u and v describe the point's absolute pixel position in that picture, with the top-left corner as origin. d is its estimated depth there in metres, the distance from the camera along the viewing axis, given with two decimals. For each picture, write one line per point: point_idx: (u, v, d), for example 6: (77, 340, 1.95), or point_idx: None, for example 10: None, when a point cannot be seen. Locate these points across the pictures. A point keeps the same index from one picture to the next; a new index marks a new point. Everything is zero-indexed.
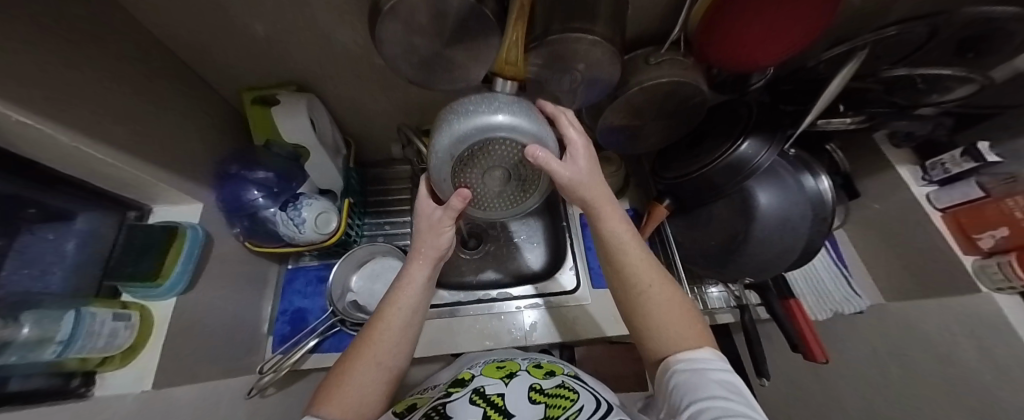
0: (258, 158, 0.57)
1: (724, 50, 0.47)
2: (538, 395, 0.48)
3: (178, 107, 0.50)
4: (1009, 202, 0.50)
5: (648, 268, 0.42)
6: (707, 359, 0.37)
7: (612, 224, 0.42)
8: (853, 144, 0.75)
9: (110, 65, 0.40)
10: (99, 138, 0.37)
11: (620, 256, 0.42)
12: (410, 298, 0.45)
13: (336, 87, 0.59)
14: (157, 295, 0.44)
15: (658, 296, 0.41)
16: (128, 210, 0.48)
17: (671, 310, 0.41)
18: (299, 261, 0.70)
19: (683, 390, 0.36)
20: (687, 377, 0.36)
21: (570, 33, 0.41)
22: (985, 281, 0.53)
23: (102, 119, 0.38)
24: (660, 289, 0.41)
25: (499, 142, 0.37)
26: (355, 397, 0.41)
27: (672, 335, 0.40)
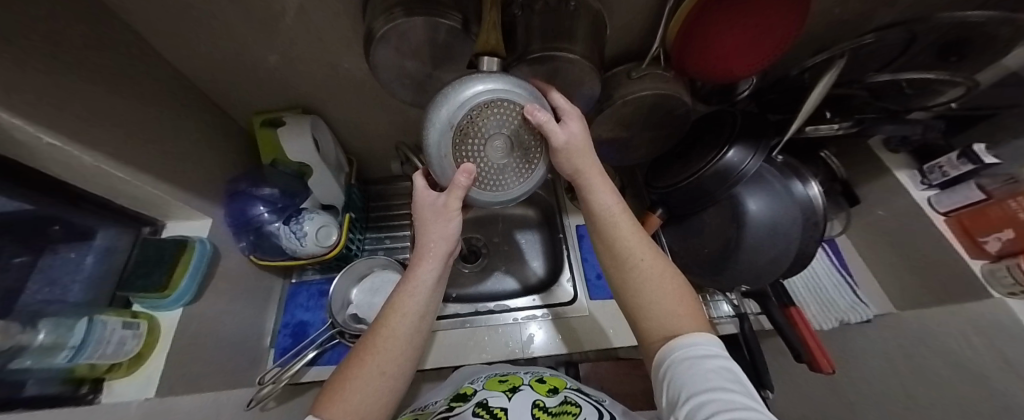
0: (265, 176, 0.62)
1: (702, 62, 0.49)
2: (542, 413, 0.47)
3: (194, 131, 0.54)
4: (1012, 204, 0.50)
5: (640, 242, 0.43)
6: (704, 347, 0.35)
7: (601, 196, 0.44)
8: (849, 151, 0.75)
9: (133, 95, 0.44)
10: (118, 158, 0.41)
11: (613, 229, 0.43)
12: (415, 303, 0.45)
13: (338, 109, 0.62)
14: (163, 306, 0.47)
15: (651, 269, 0.41)
16: (142, 226, 0.51)
17: (664, 285, 0.41)
18: (302, 276, 0.72)
19: (680, 383, 0.33)
20: (683, 368, 0.34)
21: (550, 52, 0.43)
22: (996, 285, 0.52)
23: (122, 141, 0.42)
24: (652, 262, 0.42)
25: (495, 105, 0.38)
26: (360, 401, 0.40)
27: (667, 309, 0.39)
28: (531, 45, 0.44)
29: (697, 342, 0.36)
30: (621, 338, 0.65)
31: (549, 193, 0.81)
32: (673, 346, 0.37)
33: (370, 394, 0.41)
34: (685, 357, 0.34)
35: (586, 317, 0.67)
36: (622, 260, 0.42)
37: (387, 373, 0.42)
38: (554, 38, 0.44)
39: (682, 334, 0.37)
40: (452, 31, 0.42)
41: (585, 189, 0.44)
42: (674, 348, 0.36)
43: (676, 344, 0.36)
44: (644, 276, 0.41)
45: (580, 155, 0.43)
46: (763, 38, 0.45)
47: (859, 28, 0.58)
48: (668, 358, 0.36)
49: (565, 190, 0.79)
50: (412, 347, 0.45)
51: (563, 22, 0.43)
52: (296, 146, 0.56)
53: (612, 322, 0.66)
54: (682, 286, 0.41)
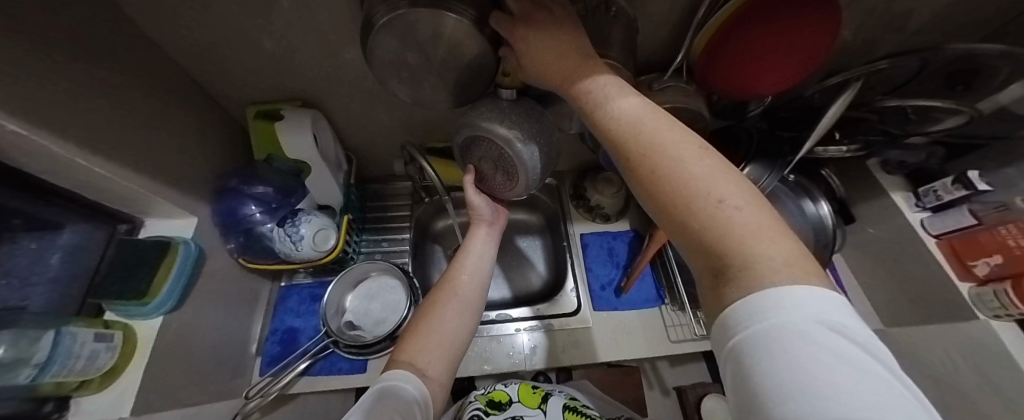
0: (259, 173, 0.57)
1: (729, 78, 0.47)
2: (574, 417, 0.47)
3: (178, 121, 0.49)
4: (1004, 230, 0.51)
5: (668, 137, 0.24)
6: (794, 307, 0.17)
7: (595, 88, 0.30)
8: (848, 171, 0.76)
9: (112, 78, 0.39)
10: (92, 150, 0.36)
11: (609, 122, 0.27)
12: (481, 246, 0.53)
13: (340, 104, 0.58)
14: (141, 314, 0.42)
15: (677, 154, 0.23)
16: (117, 223, 0.46)
17: (709, 183, 0.22)
18: (293, 278, 0.67)
19: (761, 405, 0.17)
20: (790, 395, 0.16)
21: None
22: (982, 308, 0.54)
23: (97, 129, 0.37)
24: (682, 149, 0.24)
25: (474, 138, 0.46)
26: (430, 338, 0.43)
27: (728, 228, 0.20)
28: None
29: (790, 313, 0.17)
30: (621, 351, 0.64)
31: (554, 200, 0.80)
32: (729, 294, 0.20)
33: (438, 333, 0.43)
34: (753, 340, 0.18)
35: (590, 328, 0.66)
36: (619, 148, 0.26)
37: (460, 308, 0.46)
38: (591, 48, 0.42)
39: (762, 275, 0.19)
40: (459, 27, 0.37)
41: (552, 72, 0.32)
42: (772, 371, 0.16)
43: (780, 358, 0.16)
44: (666, 170, 0.23)
45: (549, 40, 0.33)
46: (792, 59, 0.45)
47: (869, 53, 0.59)
48: (763, 384, 0.17)
49: (571, 197, 0.78)
50: (476, 287, 0.49)
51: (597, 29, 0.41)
52: (294, 141, 0.52)
53: (617, 334, 0.65)
54: (757, 203, 0.21)
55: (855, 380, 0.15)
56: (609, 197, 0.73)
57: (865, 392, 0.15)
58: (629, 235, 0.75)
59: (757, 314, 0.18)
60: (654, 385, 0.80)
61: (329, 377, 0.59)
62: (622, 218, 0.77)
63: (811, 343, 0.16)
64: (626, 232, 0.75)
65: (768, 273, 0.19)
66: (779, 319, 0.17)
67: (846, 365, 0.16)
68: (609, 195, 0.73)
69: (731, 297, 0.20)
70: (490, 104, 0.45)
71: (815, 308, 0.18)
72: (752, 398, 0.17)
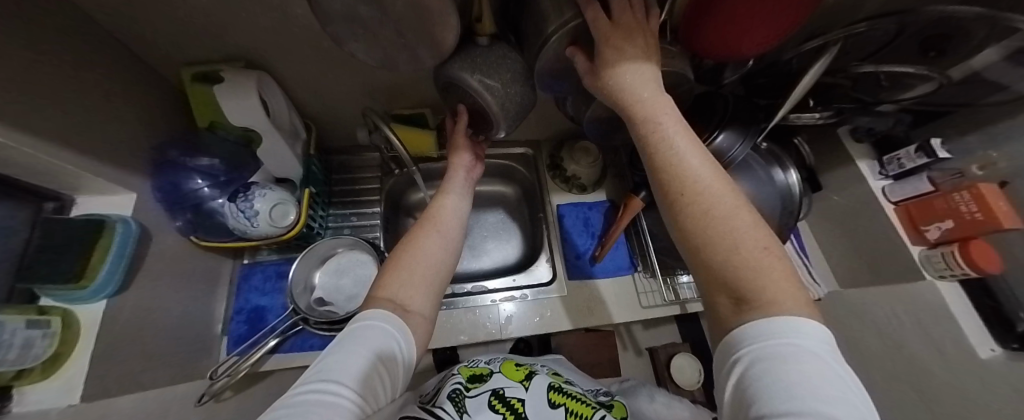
0: (202, 145, 0.53)
1: (714, 37, 0.45)
2: (558, 396, 0.45)
3: (98, 83, 0.42)
4: (957, 196, 0.54)
5: (720, 185, 0.28)
6: (795, 332, 0.21)
7: (663, 118, 0.32)
8: (818, 140, 0.77)
9: (20, 36, 0.33)
10: (6, 119, 0.31)
11: (673, 153, 0.30)
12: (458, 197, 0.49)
13: (291, 65, 0.52)
14: (81, 298, 0.39)
15: (723, 199, 0.27)
16: (45, 201, 0.41)
17: (747, 231, 0.26)
18: (256, 256, 0.64)
19: (751, 400, 0.20)
20: (779, 396, 0.19)
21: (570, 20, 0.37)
22: (929, 268, 0.58)
23: (16, 98, 0.32)
24: (726, 194, 0.28)
25: (451, 84, 0.45)
26: (411, 275, 0.38)
27: (757, 268, 0.24)
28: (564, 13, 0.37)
29: (795, 337, 0.21)
30: (595, 318, 0.66)
31: (529, 170, 0.78)
32: (743, 316, 0.24)
33: (420, 268, 0.39)
34: (756, 352, 0.21)
35: (565, 297, 0.67)
36: (672, 176, 0.29)
37: (438, 243, 0.41)
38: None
39: (778, 309, 0.22)
40: None
41: (622, 91, 0.34)
42: (768, 374, 0.20)
43: (777, 366, 0.20)
44: (720, 213, 0.27)
45: (630, 62, 0.35)
46: (774, 20, 0.42)
47: (852, 16, 0.57)
48: (755, 383, 0.20)
49: (547, 167, 0.76)
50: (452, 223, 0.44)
51: None
52: (234, 107, 0.46)
53: (589, 303, 0.66)
54: (781, 257, 0.26)
55: (833, 389, 0.19)
56: (585, 167, 0.71)
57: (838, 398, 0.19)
58: (605, 205, 0.75)
59: (763, 333, 0.22)
60: (627, 346, 0.82)
61: (301, 354, 0.58)
62: (598, 188, 0.76)
63: (803, 359, 0.20)
64: (600, 202, 0.74)
65: (783, 309, 0.23)
66: (785, 340, 0.21)
67: (830, 379, 0.19)
68: (585, 165, 0.71)
69: (746, 319, 0.23)
70: (462, 50, 0.44)
71: (812, 339, 0.21)
72: (745, 395, 0.21)
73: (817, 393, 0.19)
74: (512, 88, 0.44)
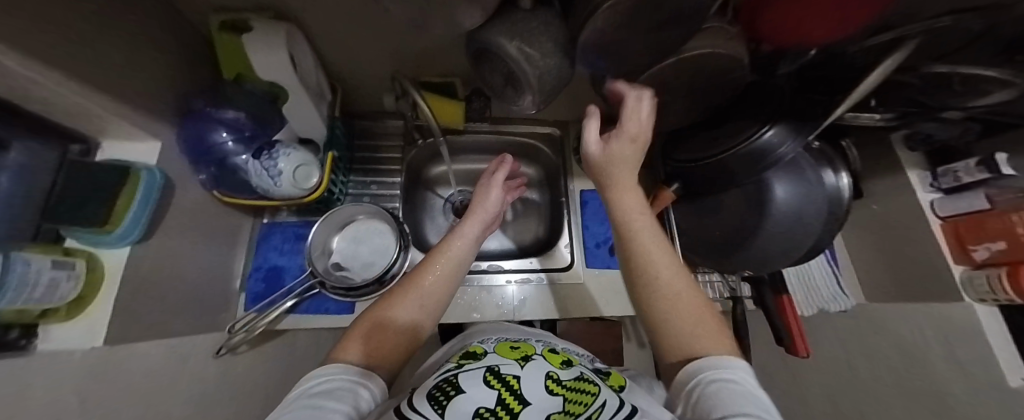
0: (228, 97, 0.51)
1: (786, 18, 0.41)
2: (556, 387, 0.33)
3: (123, 24, 0.40)
4: (1014, 217, 0.49)
5: None
6: (722, 362, 0.31)
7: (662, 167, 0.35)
8: (866, 145, 0.72)
9: None
10: (35, 54, 0.30)
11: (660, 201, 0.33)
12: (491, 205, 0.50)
13: (322, 20, 0.50)
14: (105, 243, 0.39)
15: (660, 253, 0.39)
16: (71, 143, 0.40)
17: None
18: (275, 216, 0.64)
19: None
20: None
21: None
22: (970, 291, 0.55)
23: (43, 31, 0.31)
24: (665, 252, 0.39)
25: (485, 51, 0.43)
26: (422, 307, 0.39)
27: (679, 308, 0.36)
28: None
29: None
30: (612, 308, 0.65)
31: (556, 153, 0.75)
32: (689, 363, 0.33)
33: (428, 301, 0.39)
34: None
35: (582, 284, 0.66)
36: None
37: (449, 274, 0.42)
38: None
39: None
40: None
41: (613, 170, 0.41)
42: None
43: (718, 385, 0.29)
44: None
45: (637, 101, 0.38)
46: (857, 4, 0.37)
47: (933, 10, 0.51)
48: (704, 398, 0.28)
49: (574, 150, 0.73)
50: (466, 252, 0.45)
51: None
52: (262, 60, 0.44)
53: (606, 292, 0.65)
54: None
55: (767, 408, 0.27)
56: None
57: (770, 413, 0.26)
58: None
59: (703, 363, 0.32)
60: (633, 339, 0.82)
61: (315, 316, 0.59)
62: None
63: None
64: None
65: (713, 353, 0.33)
66: None
67: (759, 395, 0.28)
68: None
69: None
70: (502, 12, 0.40)
71: None
72: None
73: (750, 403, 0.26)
74: (551, 60, 0.41)
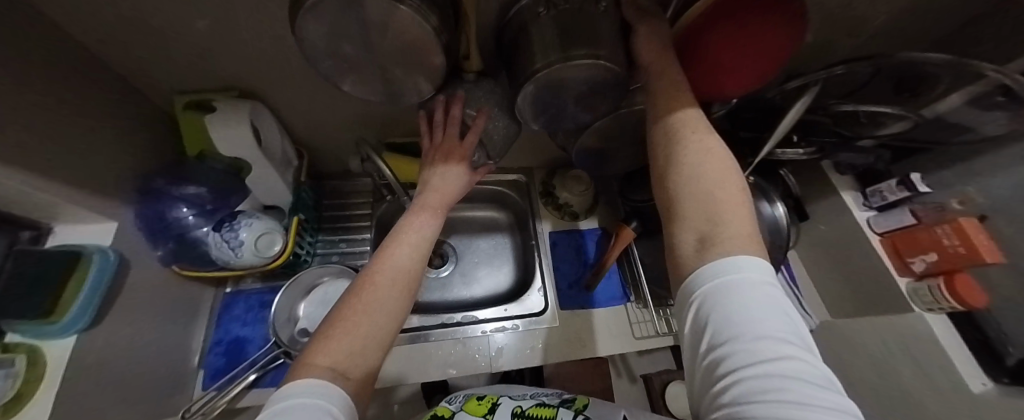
0: (190, 172, 0.52)
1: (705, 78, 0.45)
2: None
3: (85, 112, 0.42)
4: (940, 230, 0.55)
5: (717, 172, 0.30)
6: (743, 268, 0.25)
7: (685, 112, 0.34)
8: (802, 171, 0.79)
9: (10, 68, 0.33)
10: None
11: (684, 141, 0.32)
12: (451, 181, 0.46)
13: (283, 94, 0.53)
14: (48, 334, 0.37)
15: (714, 179, 0.29)
16: (21, 230, 0.39)
17: (730, 207, 0.28)
18: (239, 284, 0.63)
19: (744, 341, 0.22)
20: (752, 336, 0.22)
21: (574, 61, 0.37)
22: (917, 301, 0.58)
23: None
24: (729, 181, 0.30)
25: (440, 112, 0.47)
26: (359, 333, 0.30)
27: (730, 232, 0.27)
28: (549, 55, 0.37)
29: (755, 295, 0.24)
30: (589, 350, 0.64)
31: (522, 197, 0.78)
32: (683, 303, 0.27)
33: (367, 321, 0.31)
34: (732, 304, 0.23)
35: (556, 327, 0.66)
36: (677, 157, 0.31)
37: (393, 285, 0.34)
38: (572, 40, 0.37)
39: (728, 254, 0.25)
40: (415, 22, 0.33)
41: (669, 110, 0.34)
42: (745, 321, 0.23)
43: (733, 316, 0.23)
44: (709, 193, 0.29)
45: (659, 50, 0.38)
46: (753, 65, 0.44)
47: (826, 57, 0.60)
48: (711, 322, 0.24)
49: (539, 194, 0.77)
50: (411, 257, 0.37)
51: (562, 28, 0.37)
52: (225, 137, 0.46)
53: (582, 332, 0.65)
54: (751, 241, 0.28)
55: (779, 322, 0.23)
56: (576, 195, 0.71)
57: (784, 333, 0.22)
58: (596, 233, 0.75)
59: (715, 274, 0.25)
60: (622, 373, 0.80)
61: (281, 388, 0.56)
62: (589, 216, 0.76)
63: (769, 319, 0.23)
64: (592, 230, 0.75)
65: (735, 253, 0.25)
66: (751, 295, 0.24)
67: (775, 305, 0.24)
68: (576, 193, 0.72)
69: (707, 260, 0.26)
70: (456, 85, 0.47)
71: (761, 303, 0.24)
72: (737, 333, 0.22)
73: (766, 336, 0.22)
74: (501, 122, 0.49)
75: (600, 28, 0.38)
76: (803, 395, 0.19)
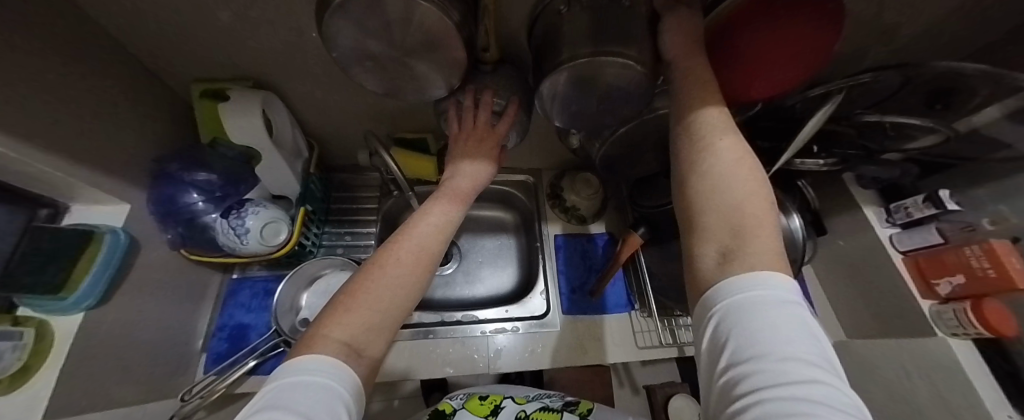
0: (204, 159, 0.53)
1: (730, 82, 0.43)
2: None
3: (106, 96, 0.43)
4: (968, 252, 0.52)
5: (746, 181, 0.28)
6: (769, 285, 0.23)
7: (713, 114, 0.32)
8: (822, 183, 0.76)
9: (36, 53, 0.34)
10: (12, 132, 0.32)
11: (712, 145, 0.30)
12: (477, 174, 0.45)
13: (297, 85, 0.53)
14: (59, 309, 0.38)
15: (741, 186, 0.28)
16: (39, 208, 0.41)
17: (756, 219, 0.27)
18: (246, 271, 0.64)
19: (765, 363, 0.21)
20: (776, 357, 0.21)
21: (601, 56, 0.36)
22: (940, 325, 0.55)
23: (20, 111, 0.33)
24: (756, 190, 0.28)
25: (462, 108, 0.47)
26: (372, 311, 0.30)
27: (753, 248, 0.25)
28: (577, 49, 0.37)
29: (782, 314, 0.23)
30: (589, 357, 0.63)
31: (529, 198, 0.77)
32: (703, 314, 0.26)
33: (380, 302, 0.31)
34: (756, 321, 0.22)
35: (557, 332, 0.64)
36: (704, 161, 0.30)
37: (411, 267, 0.33)
38: (602, 40, 0.37)
39: (755, 269, 0.24)
40: (431, 16, 0.33)
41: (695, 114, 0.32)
42: (767, 340, 0.21)
43: (755, 335, 0.22)
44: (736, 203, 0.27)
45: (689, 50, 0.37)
46: (780, 69, 0.42)
47: (854, 66, 0.57)
48: (733, 338, 0.22)
49: (547, 196, 0.76)
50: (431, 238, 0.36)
51: (595, 27, 0.37)
52: (239, 126, 0.47)
53: (583, 338, 0.64)
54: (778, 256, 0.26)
55: (806, 344, 0.22)
56: (585, 199, 0.70)
57: (811, 355, 0.21)
58: (603, 238, 0.74)
59: (740, 288, 0.24)
60: (623, 383, 0.79)
61: None
62: (597, 220, 0.75)
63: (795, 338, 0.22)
64: (599, 235, 0.73)
65: (761, 269, 0.24)
66: (779, 312, 0.22)
67: (802, 327, 0.22)
68: (585, 196, 0.71)
69: (729, 274, 0.25)
70: (477, 81, 0.46)
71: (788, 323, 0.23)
72: (758, 355, 0.21)
73: (791, 358, 0.21)
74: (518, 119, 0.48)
75: (632, 28, 0.38)
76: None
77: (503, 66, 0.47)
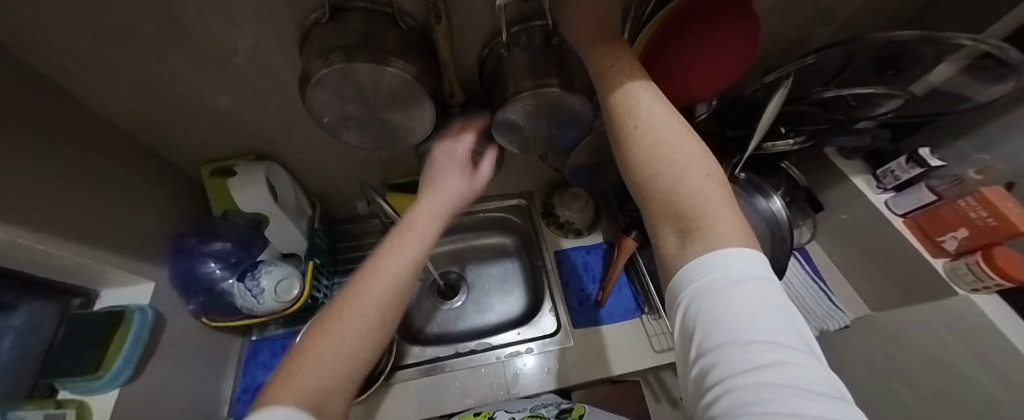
0: (218, 231, 0.59)
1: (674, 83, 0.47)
2: None
3: (128, 187, 0.49)
4: (963, 204, 0.52)
5: (682, 151, 0.27)
6: (724, 269, 0.23)
7: (637, 92, 0.31)
8: (808, 161, 0.77)
9: (68, 162, 0.40)
10: (50, 232, 0.37)
11: (641, 122, 0.29)
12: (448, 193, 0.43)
13: (295, 152, 0.59)
14: (96, 389, 0.41)
15: (679, 159, 0.27)
16: (72, 298, 0.44)
17: (706, 189, 0.25)
18: (264, 331, 0.67)
19: (730, 350, 0.20)
20: (740, 342, 0.20)
21: (542, 88, 0.41)
22: (958, 283, 0.54)
23: (56, 213, 0.38)
24: (701, 172, 0.26)
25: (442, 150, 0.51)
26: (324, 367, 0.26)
27: (709, 223, 0.24)
28: (521, 83, 0.42)
29: (745, 297, 0.22)
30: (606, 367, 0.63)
31: (524, 219, 0.80)
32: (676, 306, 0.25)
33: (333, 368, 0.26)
34: (715, 308, 0.22)
35: (572, 347, 0.64)
36: (637, 141, 0.28)
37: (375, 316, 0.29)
38: (541, 75, 0.42)
39: (717, 245, 0.23)
40: (397, 77, 0.38)
41: (620, 104, 0.31)
42: (730, 326, 0.21)
43: (717, 323, 0.21)
44: (681, 179, 0.26)
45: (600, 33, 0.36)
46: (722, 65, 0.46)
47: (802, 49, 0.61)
48: (699, 327, 0.22)
49: (541, 215, 0.78)
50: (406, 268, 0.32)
51: (539, 62, 0.43)
52: (247, 196, 0.52)
53: (599, 351, 0.64)
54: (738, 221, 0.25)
55: (772, 324, 0.21)
56: (576, 212, 0.73)
57: (778, 335, 0.20)
58: (603, 247, 0.75)
59: (699, 275, 0.23)
60: None
61: None
62: (594, 230, 0.77)
63: (760, 321, 0.21)
64: (598, 244, 0.75)
65: (722, 244, 0.23)
66: (739, 295, 0.22)
67: (767, 307, 0.21)
68: (576, 210, 0.73)
69: (691, 255, 0.24)
70: (450, 124, 0.50)
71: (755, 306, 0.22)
72: (723, 344, 0.21)
73: (755, 341, 0.20)
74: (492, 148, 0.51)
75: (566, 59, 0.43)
76: (800, 404, 0.17)
77: (472, 105, 0.52)
